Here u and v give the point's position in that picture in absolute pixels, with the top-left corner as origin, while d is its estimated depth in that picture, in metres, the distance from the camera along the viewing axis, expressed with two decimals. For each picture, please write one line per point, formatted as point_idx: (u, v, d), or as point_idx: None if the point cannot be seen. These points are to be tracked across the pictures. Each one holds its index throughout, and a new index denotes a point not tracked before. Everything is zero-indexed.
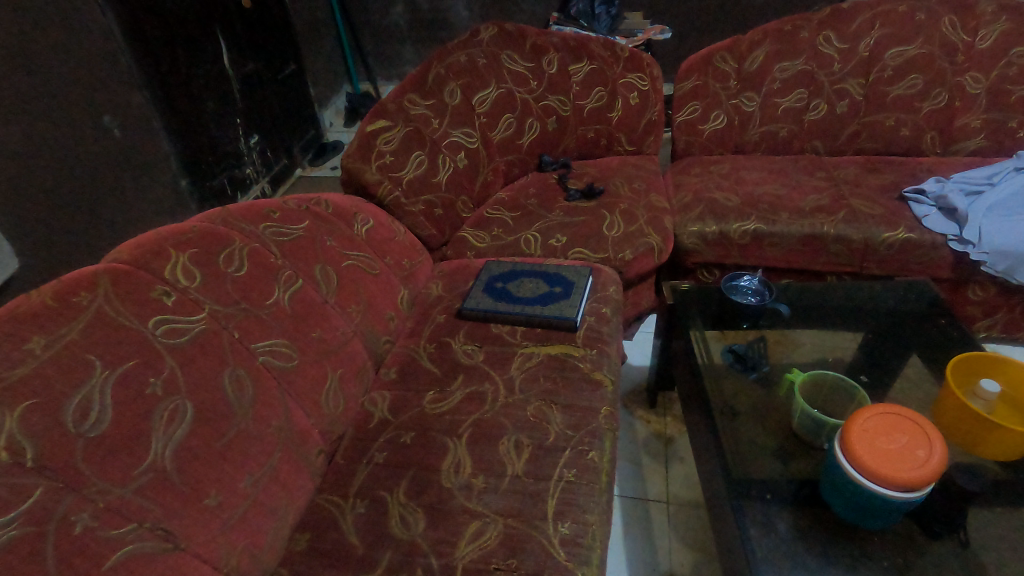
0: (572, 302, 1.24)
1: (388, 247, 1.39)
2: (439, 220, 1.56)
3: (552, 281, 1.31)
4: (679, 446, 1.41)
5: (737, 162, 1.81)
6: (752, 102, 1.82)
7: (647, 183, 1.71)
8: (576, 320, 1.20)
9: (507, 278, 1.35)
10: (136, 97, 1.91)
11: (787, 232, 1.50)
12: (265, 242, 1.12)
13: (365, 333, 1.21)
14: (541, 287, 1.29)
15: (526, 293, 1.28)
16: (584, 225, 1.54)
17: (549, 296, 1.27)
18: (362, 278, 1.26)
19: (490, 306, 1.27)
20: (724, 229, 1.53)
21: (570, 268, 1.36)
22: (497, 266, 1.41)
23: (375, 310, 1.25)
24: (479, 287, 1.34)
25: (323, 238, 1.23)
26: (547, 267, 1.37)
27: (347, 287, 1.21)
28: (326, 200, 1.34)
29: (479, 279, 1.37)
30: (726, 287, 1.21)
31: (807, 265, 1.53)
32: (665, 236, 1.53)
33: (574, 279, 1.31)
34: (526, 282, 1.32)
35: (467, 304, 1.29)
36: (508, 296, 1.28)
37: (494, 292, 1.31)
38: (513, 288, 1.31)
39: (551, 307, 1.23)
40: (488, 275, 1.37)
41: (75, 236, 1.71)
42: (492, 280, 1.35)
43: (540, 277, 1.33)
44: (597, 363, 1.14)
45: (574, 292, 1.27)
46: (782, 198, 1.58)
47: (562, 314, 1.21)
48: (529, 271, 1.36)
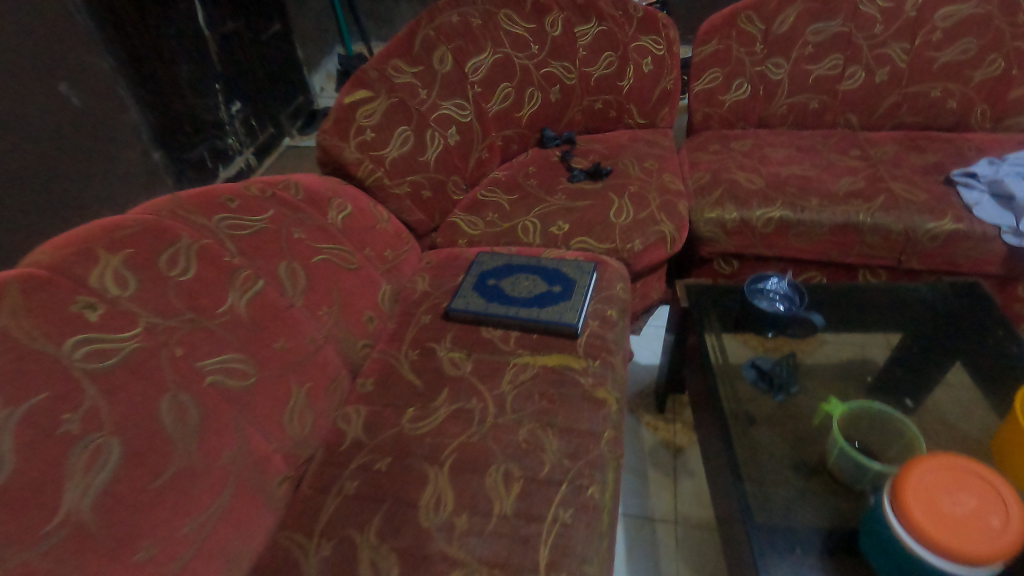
0: (575, 304, 1.10)
1: (368, 236, 1.24)
2: (428, 204, 1.40)
3: (551, 278, 1.16)
4: (690, 457, 1.29)
5: (761, 138, 1.63)
6: (780, 70, 1.62)
7: (659, 162, 1.54)
8: (578, 327, 1.06)
9: (502, 273, 1.19)
10: (96, 61, 1.73)
11: (816, 221, 1.33)
12: (219, 237, 0.97)
13: (340, 339, 1.07)
14: (539, 286, 1.14)
15: (521, 292, 1.14)
16: (588, 210, 1.38)
17: (548, 296, 1.12)
18: (336, 274, 1.11)
19: (482, 307, 1.13)
20: (746, 216, 1.37)
21: (573, 263, 1.20)
22: (490, 258, 1.25)
23: (352, 311, 1.11)
24: (469, 284, 1.19)
25: (291, 230, 1.08)
26: (545, 261, 1.21)
27: (318, 287, 1.07)
28: (296, 184, 1.18)
29: (469, 274, 1.22)
30: (749, 291, 1.04)
31: (837, 257, 1.37)
32: (679, 224, 1.37)
33: (577, 276, 1.16)
34: (522, 279, 1.17)
35: (455, 304, 1.15)
36: (501, 295, 1.14)
37: (486, 291, 1.16)
38: (508, 286, 1.16)
39: (549, 310, 1.09)
40: (480, 270, 1.22)
41: (32, 215, 1.56)
42: (484, 275, 1.20)
43: (538, 273, 1.17)
44: (600, 378, 1.00)
45: (576, 293, 1.12)
46: (812, 180, 1.41)
47: (563, 319, 1.07)
48: (526, 265, 1.20)
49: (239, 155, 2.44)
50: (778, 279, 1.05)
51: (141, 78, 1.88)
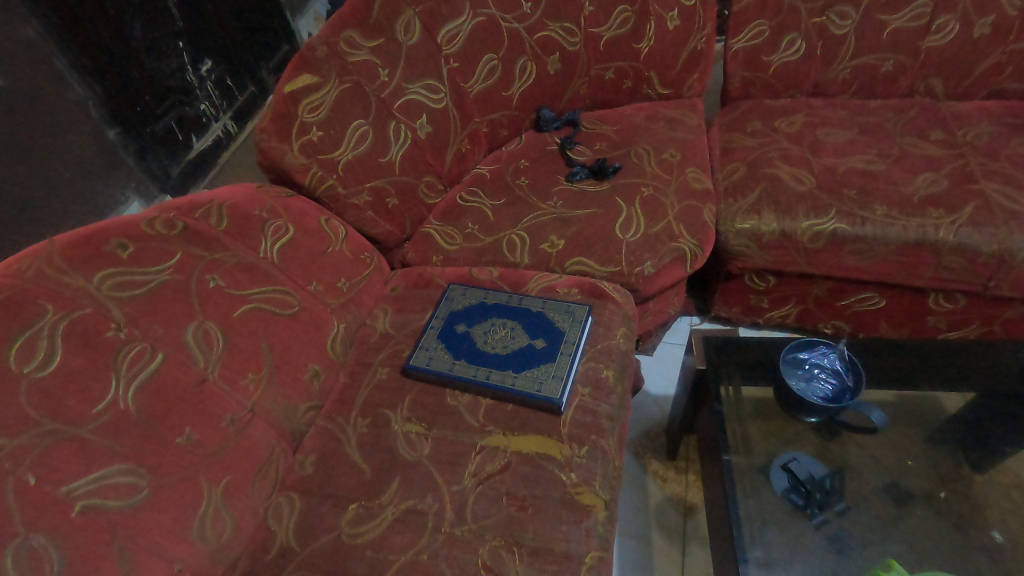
0: (560, 369, 0.87)
1: (315, 266, 1.02)
2: (394, 213, 1.16)
3: (534, 327, 0.93)
4: (701, 519, 1.10)
5: (814, 113, 1.30)
6: (845, 22, 1.26)
7: (682, 150, 1.24)
8: (562, 403, 0.84)
9: (475, 317, 0.97)
10: (23, 28, 1.48)
11: (880, 237, 1.04)
12: (102, 303, 0.77)
13: (271, 409, 0.88)
14: (518, 339, 0.92)
15: (496, 347, 0.91)
16: (590, 221, 1.11)
17: (527, 355, 0.90)
18: (268, 327, 0.91)
19: (447, 365, 0.91)
20: (788, 228, 1.08)
21: (562, 303, 0.96)
22: (463, 293, 1.02)
23: (288, 370, 0.91)
24: (435, 330, 0.97)
25: (204, 277, 0.87)
26: (529, 299, 0.97)
27: (242, 348, 0.87)
28: (218, 210, 0.96)
29: (436, 317, 0.99)
30: (781, 365, 0.78)
31: (902, 280, 1.09)
32: (702, 237, 1.10)
33: (566, 325, 0.93)
34: (499, 327, 0.94)
35: (415, 358, 0.94)
36: (472, 351, 0.92)
37: (453, 342, 0.94)
38: (481, 336, 0.94)
39: (527, 376, 0.87)
40: (449, 311, 0.99)
41: None
42: (452, 319, 0.98)
43: (518, 318, 0.95)
44: (586, 473, 0.80)
45: (563, 351, 0.89)
46: (879, 178, 1.10)
47: (543, 392, 0.85)
48: (505, 306, 0.97)
49: (214, 122, 2.20)
50: (828, 350, 0.78)
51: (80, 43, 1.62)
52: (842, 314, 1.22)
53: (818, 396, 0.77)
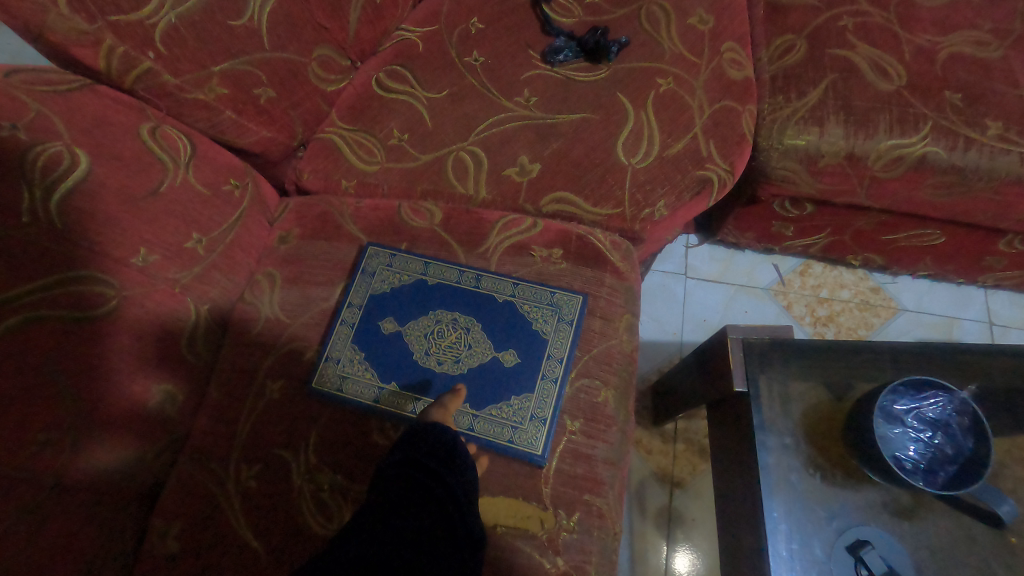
0: (540, 403, 0.62)
1: (141, 219, 0.61)
2: (271, 112, 0.73)
3: (500, 331, 0.66)
4: (691, 502, 0.93)
5: None
6: None
7: (715, 9, 0.83)
8: (545, 460, 0.60)
9: (411, 309, 0.69)
10: None
11: (986, 169, 0.73)
12: None
13: (92, 476, 0.55)
14: (477, 350, 0.65)
15: (445, 363, 0.65)
16: (580, 133, 0.74)
17: (491, 379, 0.64)
18: (58, 348, 0.53)
19: (371, 392, 0.65)
20: (860, 148, 0.75)
21: (540, 288, 0.68)
22: (390, 265, 0.71)
23: (114, 408, 0.57)
24: (348, 327, 0.68)
25: None
26: (491, 280, 0.69)
27: (13, 395, 0.49)
28: None
29: (348, 305, 0.69)
30: (875, 410, 0.54)
31: (982, 219, 0.83)
32: (740, 158, 0.76)
33: (547, 327, 0.66)
34: (448, 328, 0.67)
35: (324, 373, 0.65)
36: (409, 367, 0.65)
37: (380, 350, 0.67)
38: (421, 343, 0.66)
39: (490, 415, 0.62)
40: (371, 297, 0.69)
41: None
42: (375, 310, 0.69)
43: (476, 314, 0.67)
44: (578, 556, 0.56)
45: (543, 372, 0.63)
46: (993, 73, 0.76)
47: (517, 443, 0.60)
48: (457, 291, 0.68)
49: None
50: (943, 398, 0.54)
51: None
52: (883, 248, 0.96)
53: (912, 461, 0.54)
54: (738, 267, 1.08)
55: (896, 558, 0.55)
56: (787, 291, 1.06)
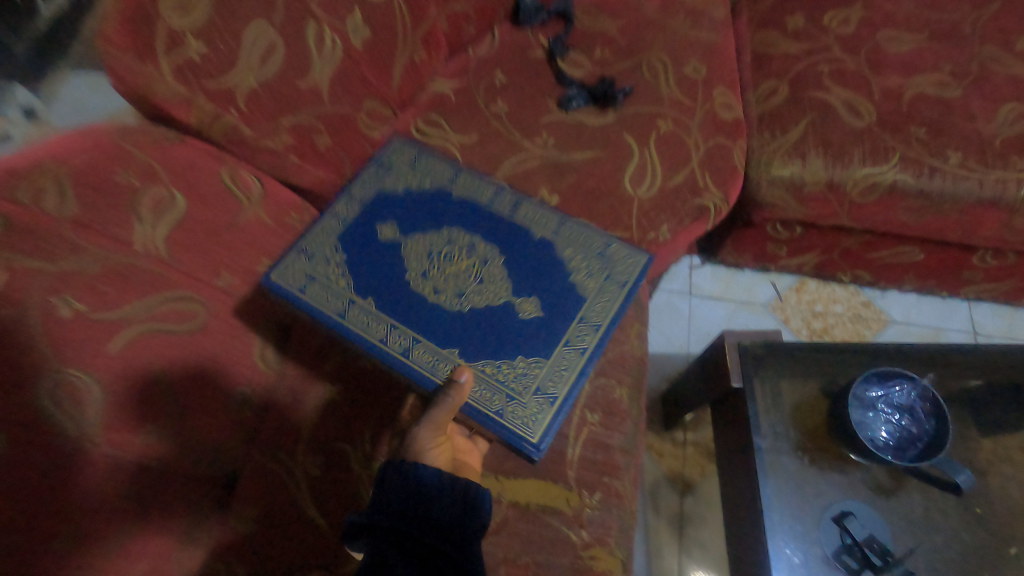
0: (553, 383, 0.63)
1: (227, 248, 0.72)
2: (326, 156, 0.86)
3: (519, 277, 0.69)
4: (701, 499, 1.01)
5: (872, 4, 1.00)
6: None
7: (707, 60, 0.95)
8: (539, 452, 0.60)
9: (416, 224, 0.73)
10: None
11: (948, 194, 0.84)
12: None
13: (145, 519, 0.58)
14: (489, 289, 0.68)
15: (443, 293, 0.67)
16: (592, 170, 0.85)
17: (497, 324, 0.66)
18: (112, 380, 0.57)
19: (342, 303, 0.66)
20: (838, 177, 0.86)
21: (585, 229, 0.74)
22: (399, 153, 0.80)
23: (153, 442, 0.60)
24: (343, 222, 0.72)
25: (50, 300, 0.54)
26: (526, 209, 0.75)
27: (39, 478, 0.50)
28: (58, 182, 0.59)
29: (348, 199, 0.74)
30: (847, 400, 0.63)
31: (955, 236, 0.92)
32: (732, 188, 0.87)
33: (595, 279, 0.70)
34: (458, 256, 0.70)
35: (287, 271, 0.67)
36: (399, 292, 0.67)
37: (376, 255, 0.70)
38: (423, 263, 0.69)
39: (495, 374, 0.63)
40: (379, 196, 0.75)
41: None
42: (380, 209, 0.74)
43: (494, 243, 0.72)
44: (600, 529, 0.65)
45: (576, 334, 0.66)
46: (954, 110, 0.87)
47: (512, 421, 0.61)
48: (474, 219, 0.74)
49: None
50: (906, 385, 0.63)
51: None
52: (868, 265, 1.06)
53: (885, 441, 0.63)
54: (738, 285, 1.18)
55: (880, 526, 0.64)
56: (784, 306, 1.16)
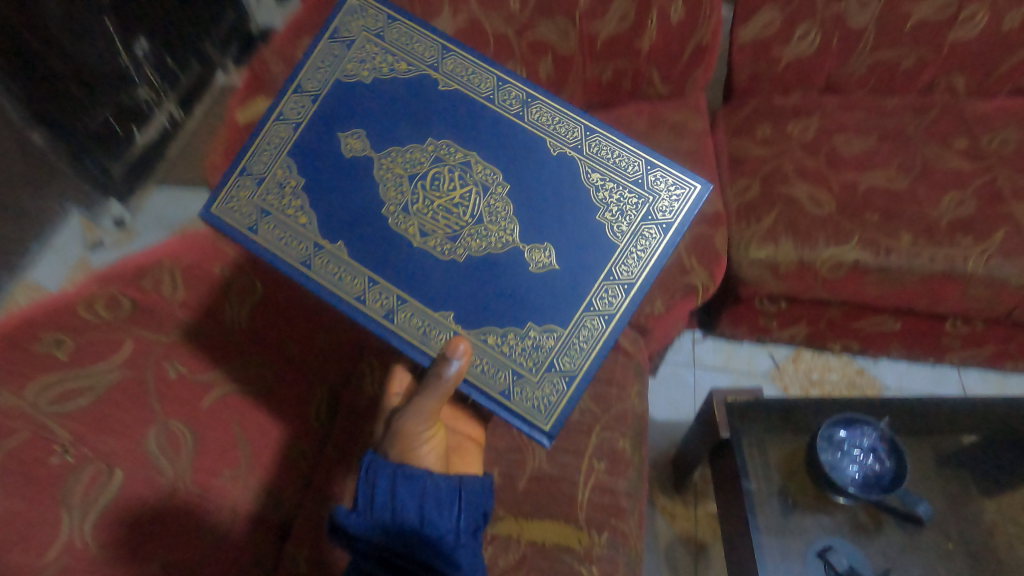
0: (566, 357, 0.65)
1: (294, 322, 0.91)
2: None
3: (526, 216, 0.67)
4: (714, 559, 1.07)
5: (829, 114, 1.18)
6: (866, 12, 1.13)
7: (688, 164, 1.13)
8: (550, 438, 0.63)
9: (388, 129, 0.69)
10: None
11: (904, 269, 0.97)
12: (36, 426, 0.63)
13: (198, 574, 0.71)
14: (491, 239, 0.66)
15: (432, 236, 0.66)
16: None
17: (497, 278, 0.65)
18: (201, 429, 0.76)
19: (305, 250, 0.66)
20: (807, 257, 1.00)
21: (612, 145, 0.71)
22: (357, 18, 0.73)
23: (229, 482, 0.78)
24: (300, 138, 0.69)
25: (162, 367, 0.75)
26: (535, 108, 0.71)
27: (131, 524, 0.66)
28: (172, 274, 0.79)
29: (301, 94, 0.70)
30: (819, 442, 0.74)
31: (925, 306, 1.03)
32: (716, 268, 1.01)
33: (629, 219, 0.69)
34: (451, 182, 0.68)
35: (240, 202, 0.68)
36: (374, 238, 0.66)
37: (343, 179, 0.68)
38: (412, 192, 0.67)
39: (505, 351, 0.65)
40: (338, 87, 0.71)
41: None
42: (344, 108, 0.70)
43: (491, 160, 0.69)
44: (608, 564, 0.74)
45: (601, 295, 0.66)
46: (903, 199, 1.02)
47: (522, 406, 0.64)
48: (465, 124, 0.70)
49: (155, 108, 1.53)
50: (867, 429, 0.75)
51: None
52: (853, 334, 1.16)
53: (854, 478, 0.74)
54: (738, 357, 1.29)
55: (856, 553, 0.77)
56: (782, 376, 1.25)
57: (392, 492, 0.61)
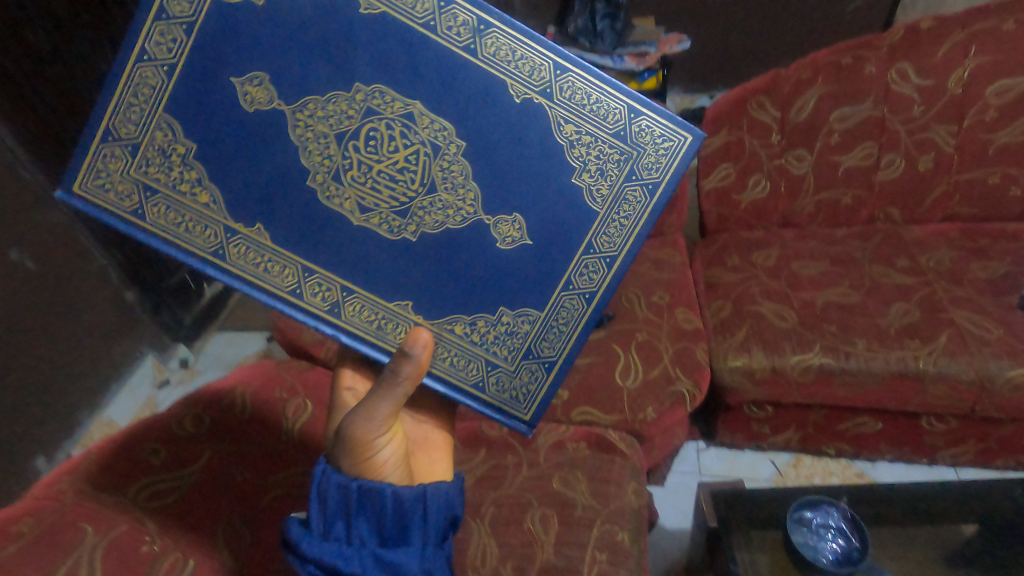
0: (542, 347, 0.77)
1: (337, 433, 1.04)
2: None
3: (491, 189, 0.69)
4: None
5: (787, 245, 1.40)
6: (803, 164, 1.39)
7: (669, 291, 1.33)
8: (531, 425, 0.79)
9: (299, 73, 0.62)
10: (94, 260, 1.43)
11: (864, 370, 1.10)
12: (136, 519, 0.80)
13: None
14: (444, 207, 0.68)
15: (381, 207, 0.67)
16: (591, 370, 1.17)
17: (458, 256, 0.70)
18: (256, 523, 0.86)
19: (217, 239, 0.65)
20: (778, 364, 1.14)
21: (590, 86, 0.67)
22: None
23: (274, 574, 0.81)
24: (179, 86, 0.60)
25: (232, 473, 0.91)
26: (490, 39, 0.64)
27: None
28: (242, 399, 1.04)
29: (169, 20, 0.59)
30: (795, 521, 0.90)
31: (894, 404, 1.14)
32: (699, 377, 1.16)
33: (610, 180, 0.71)
34: (388, 137, 0.64)
35: (114, 176, 0.62)
36: (298, 219, 0.66)
37: (253, 142, 0.63)
38: (347, 154, 0.65)
39: (484, 349, 0.75)
40: (215, 11, 0.59)
41: (47, 423, 1.38)
42: (230, 40, 0.60)
43: (434, 112, 0.65)
44: None
45: (582, 268, 0.74)
46: (856, 312, 1.18)
47: (499, 397, 0.77)
48: (399, 65, 0.63)
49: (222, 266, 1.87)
50: (831, 510, 0.92)
51: None
52: (842, 437, 1.26)
53: (827, 555, 0.89)
54: (741, 463, 1.37)
55: None
56: (785, 481, 1.32)
57: (346, 522, 0.62)
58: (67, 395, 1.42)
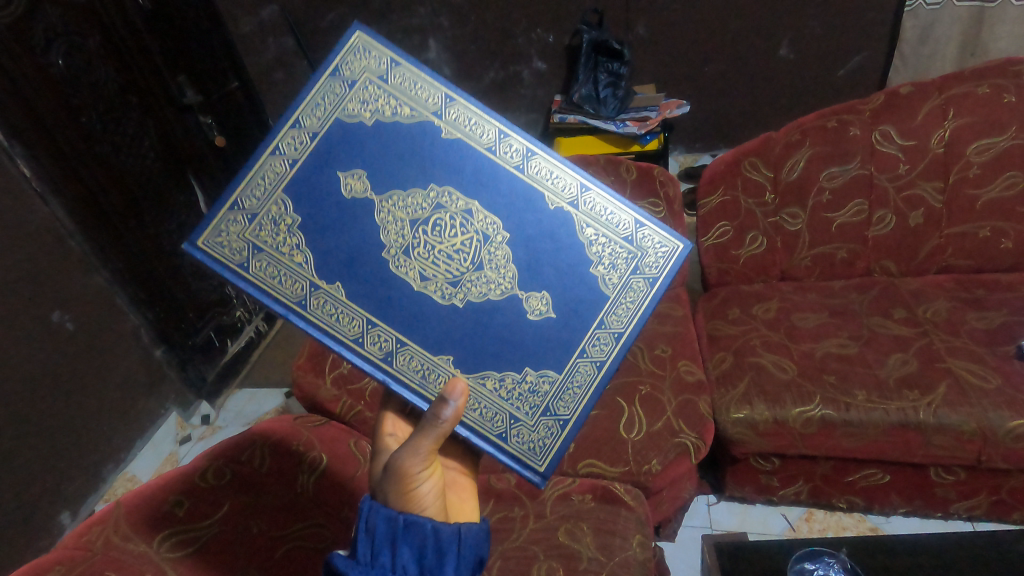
0: (557, 406, 0.82)
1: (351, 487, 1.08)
2: None
3: (528, 268, 0.82)
4: None
5: (786, 298, 1.44)
6: (797, 221, 1.45)
7: (672, 344, 1.37)
8: (543, 478, 0.80)
9: (386, 174, 0.79)
10: (128, 321, 1.53)
11: (865, 421, 1.11)
12: (158, 568, 0.84)
13: None
14: (488, 282, 0.81)
15: (437, 280, 0.80)
16: (597, 422, 1.20)
17: (494, 323, 0.81)
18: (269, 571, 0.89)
19: (303, 292, 0.77)
20: (780, 415, 1.16)
21: (607, 201, 0.84)
22: (359, 56, 0.80)
23: None
24: (298, 176, 0.79)
25: (248, 525, 0.95)
26: (536, 162, 0.83)
27: None
28: (261, 452, 1.09)
29: (300, 130, 0.79)
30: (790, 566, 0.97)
31: (899, 456, 1.14)
32: (703, 429, 1.18)
33: (620, 273, 0.84)
34: (450, 226, 0.80)
35: (229, 237, 0.78)
36: (367, 284, 0.78)
37: (342, 220, 0.79)
38: (416, 237, 0.80)
39: (507, 402, 0.81)
40: (336, 126, 0.80)
41: (82, 478, 1.44)
42: (343, 147, 0.79)
43: (489, 211, 0.81)
44: None
45: (595, 342, 0.83)
46: (855, 363, 1.21)
47: (518, 448, 0.81)
48: (465, 170, 0.81)
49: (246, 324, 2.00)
50: (830, 559, 0.97)
51: (120, 256, 1.46)
52: (852, 489, 1.26)
53: None
54: (753, 517, 1.36)
55: None
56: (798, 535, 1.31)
57: (392, 551, 0.67)
58: (99, 450, 1.48)
